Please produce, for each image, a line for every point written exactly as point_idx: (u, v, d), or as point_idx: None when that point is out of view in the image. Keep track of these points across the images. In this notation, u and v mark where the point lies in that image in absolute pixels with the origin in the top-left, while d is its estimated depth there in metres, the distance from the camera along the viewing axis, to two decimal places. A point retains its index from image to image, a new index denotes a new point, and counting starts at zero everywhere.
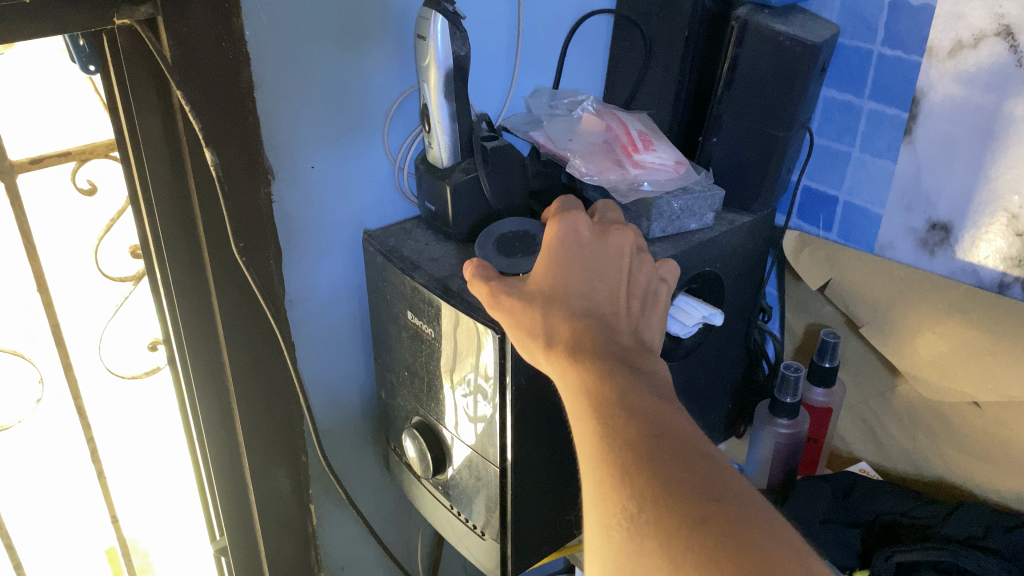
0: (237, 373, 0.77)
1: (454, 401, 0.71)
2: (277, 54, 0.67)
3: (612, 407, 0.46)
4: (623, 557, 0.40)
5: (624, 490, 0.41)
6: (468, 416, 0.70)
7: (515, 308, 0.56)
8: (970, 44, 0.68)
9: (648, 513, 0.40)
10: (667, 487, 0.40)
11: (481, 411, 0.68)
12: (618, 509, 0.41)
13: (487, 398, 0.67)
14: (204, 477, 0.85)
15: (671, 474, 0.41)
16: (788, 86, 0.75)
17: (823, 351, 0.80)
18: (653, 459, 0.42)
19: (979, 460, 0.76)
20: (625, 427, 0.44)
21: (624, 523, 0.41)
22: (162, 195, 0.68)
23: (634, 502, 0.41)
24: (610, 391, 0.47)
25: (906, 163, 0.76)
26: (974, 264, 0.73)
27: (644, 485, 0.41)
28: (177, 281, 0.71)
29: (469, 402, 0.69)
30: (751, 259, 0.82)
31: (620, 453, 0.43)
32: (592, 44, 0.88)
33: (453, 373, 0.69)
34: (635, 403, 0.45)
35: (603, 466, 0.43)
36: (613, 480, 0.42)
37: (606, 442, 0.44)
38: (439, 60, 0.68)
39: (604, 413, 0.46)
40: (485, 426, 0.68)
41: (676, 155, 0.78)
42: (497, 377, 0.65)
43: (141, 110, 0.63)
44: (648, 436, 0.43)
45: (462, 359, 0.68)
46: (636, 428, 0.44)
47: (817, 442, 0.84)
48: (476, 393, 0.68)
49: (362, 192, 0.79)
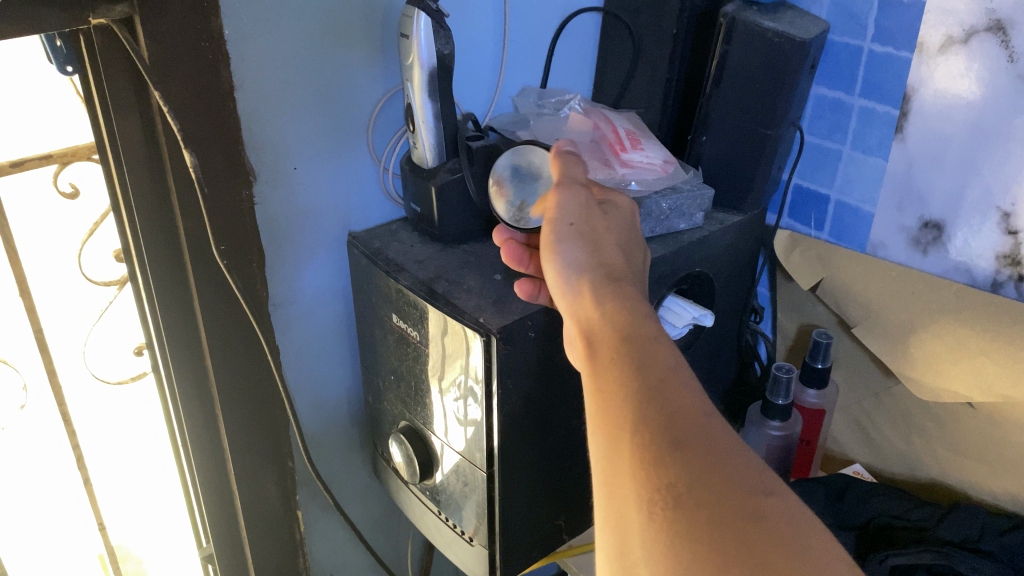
0: (220, 378, 0.76)
1: (442, 406, 0.70)
2: (257, 54, 0.66)
3: (653, 379, 0.43)
4: (658, 539, 0.36)
5: (666, 464, 0.38)
6: (458, 419, 0.68)
7: (579, 214, 0.57)
8: (962, 40, 0.67)
9: (700, 493, 0.36)
10: (722, 474, 0.37)
11: (471, 413, 0.66)
12: (661, 485, 0.38)
13: (477, 400, 0.65)
14: (189, 484, 0.84)
15: (725, 460, 0.38)
16: (777, 84, 0.74)
17: (816, 351, 0.79)
18: (704, 441, 0.39)
19: (974, 462, 0.75)
20: (666, 400, 0.41)
21: (667, 502, 0.37)
22: (142, 198, 0.66)
23: (683, 481, 0.37)
24: (652, 364, 0.44)
25: (898, 161, 0.75)
26: (967, 263, 0.73)
27: (696, 465, 0.38)
28: (158, 285, 0.70)
29: (460, 405, 0.67)
30: (742, 260, 0.81)
31: (665, 429, 0.39)
32: (580, 42, 0.87)
33: (440, 377, 0.68)
34: (676, 380, 0.43)
35: (644, 438, 0.40)
36: (657, 453, 0.39)
37: (646, 411, 0.41)
38: (423, 59, 0.66)
39: (646, 385, 0.43)
40: (475, 430, 0.67)
41: (665, 154, 0.77)
42: (486, 381, 0.63)
43: (118, 111, 0.62)
44: (698, 415, 0.40)
45: (451, 362, 0.66)
46: (683, 407, 0.41)
47: (810, 443, 0.83)
48: (465, 396, 0.66)
49: (347, 194, 0.77)
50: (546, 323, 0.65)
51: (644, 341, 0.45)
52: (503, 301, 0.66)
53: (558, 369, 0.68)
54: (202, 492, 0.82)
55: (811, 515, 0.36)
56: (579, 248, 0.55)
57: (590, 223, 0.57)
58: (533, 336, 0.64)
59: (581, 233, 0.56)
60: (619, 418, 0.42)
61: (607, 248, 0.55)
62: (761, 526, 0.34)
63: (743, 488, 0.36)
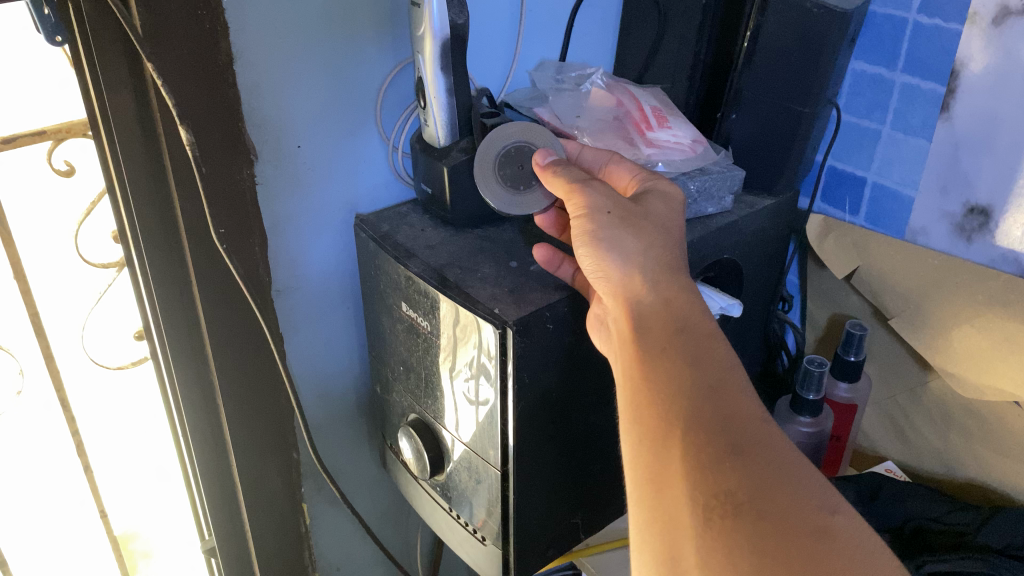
0: (221, 368, 0.73)
1: (453, 391, 0.65)
2: (259, 23, 0.62)
3: (710, 384, 0.43)
4: (713, 546, 0.36)
5: (726, 470, 0.38)
6: (468, 401, 0.64)
7: (613, 201, 0.54)
8: (1018, 11, 0.62)
9: (760, 504, 0.37)
10: (780, 490, 0.38)
11: (483, 394, 0.62)
12: (719, 494, 0.38)
13: (490, 379, 0.60)
14: (189, 475, 0.80)
15: (783, 477, 0.38)
16: (814, 59, 0.69)
17: (848, 343, 0.75)
18: (762, 457, 0.39)
19: (1019, 463, 0.70)
20: (726, 406, 0.41)
21: (724, 511, 0.37)
22: (137, 178, 0.63)
23: (743, 491, 0.37)
24: (708, 371, 0.43)
25: (942, 141, 0.70)
26: (1015, 251, 0.68)
27: (756, 479, 0.38)
28: (154, 271, 0.66)
29: (471, 385, 0.63)
30: (772, 246, 0.77)
31: (727, 436, 0.40)
32: (602, 14, 0.82)
33: (453, 358, 0.63)
34: (734, 387, 0.43)
35: (700, 444, 0.40)
36: (713, 463, 0.39)
37: (705, 414, 0.41)
38: (436, 29, 0.62)
39: (700, 391, 0.42)
40: (488, 411, 0.62)
41: (693, 132, 0.73)
42: (501, 355, 0.58)
43: (109, 85, 0.58)
44: (755, 424, 0.40)
45: (465, 335, 0.61)
46: (739, 418, 0.41)
47: (841, 440, 0.79)
48: (478, 375, 0.61)
49: (354, 173, 0.73)
50: (567, 314, 0.61)
51: (700, 347, 0.45)
52: (520, 290, 0.62)
53: (578, 363, 0.64)
54: (203, 486, 0.78)
55: (866, 534, 0.37)
56: (624, 237, 0.52)
57: (626, 208, 0.53)
58: (550, 328, 0.60)
59: (621, 218, 0.53)
60: (671, 419, 0.42)
61: (650, 231, 0.52)
62: (822, 546, 0.36)
63: (801, 508, 0.37)
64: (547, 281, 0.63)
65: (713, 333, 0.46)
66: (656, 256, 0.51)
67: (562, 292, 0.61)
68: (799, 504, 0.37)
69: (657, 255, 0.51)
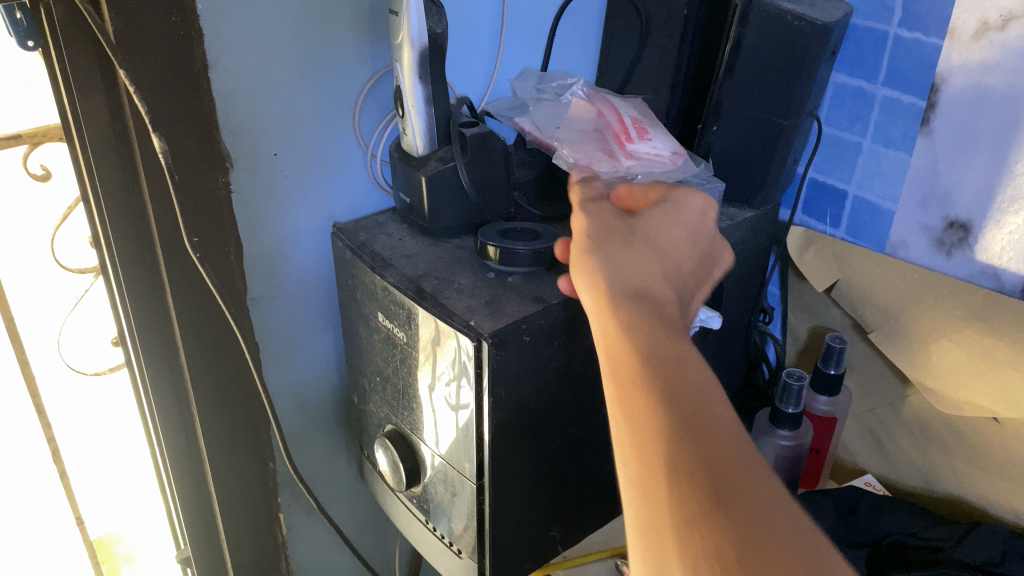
0: (196, 376, 0.72)
1: (432, 396, 0.64)
2: (235, 29, 0.61)
3: (658, 349, 0.40)
4: (652, 505, 0.34)
5: (662, 430, 0.35)
6: (449, 405, 0.62)
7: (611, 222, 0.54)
8: (997, 26, 0.62)
9: (688, 459, 0.34)
10: (709, 443, 0.35)
11: (464, 398, 0.60)
12: (655, 452, 0.35)
13: (471, 380, 0.59)
14: (164, 484, 0.80)
15: (716, 432, 0.35)
16: (795, 72, 0.68)
17: (828, 357, 0.75)
18: (695, 412, 0.36)
19: (997, 478, 0.70)
20: (668, 367, 0.39)
21: (658, 466, 0.35)
22: (109, 185, 0.62)
23: (674, 448, 0.35)
24: (655, 337, 0.41)
25: (923, 155, 0.70)
26: (994, 266, 0.68)
27: (688, 432, 0.35)
28: (127, 279, 0.66)
29: (452, 389, 0.61)
30: (752, 258, 0.77)
31: (665, 397, 0.37)
32: (584, 22, 0.82)
33: (433, 359, 0.62)
34: (682, 352, 0.40)
35: (642, 408, 0.37)
36: (650, 422, 0.36)
37: (649, 375, 0.38)
38: (414, 38, 0.61)
39: (647, 355, 0.40)
40: (469, 415, 0.61)
41: (673, 145, 0.72)
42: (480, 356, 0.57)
43: (81, 91, 0.58)
44: (695, 384, 0.38)
45: (444, 338, 0.59)
46: (683, 378, 0.38)
47: (820, 452, 0.80)
48: (459, 377, 0.60)
49: (332, 181, 0.72)
50: (543, 327, 0.60)
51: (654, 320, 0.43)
52: (496, 302, 0.61)
53: (556, 376, 0.64)
54: (178, 496, 0.77)
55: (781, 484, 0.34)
56: (617, 243, 0.51)
57: (623, 227, 0.53)
58: (527, 341, 0.59)
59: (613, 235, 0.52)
60: (617, 384, 0.39)
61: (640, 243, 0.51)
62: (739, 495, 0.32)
63: (729, 459, 0.34)
64: (524, 292, 0.62)
65: (666, 309, 0.44)
66: (648, 259, 0.50)
67: (538, 304, 0.60)
68: (727, 456, 0.34)
69: (645, 258, 0.50)
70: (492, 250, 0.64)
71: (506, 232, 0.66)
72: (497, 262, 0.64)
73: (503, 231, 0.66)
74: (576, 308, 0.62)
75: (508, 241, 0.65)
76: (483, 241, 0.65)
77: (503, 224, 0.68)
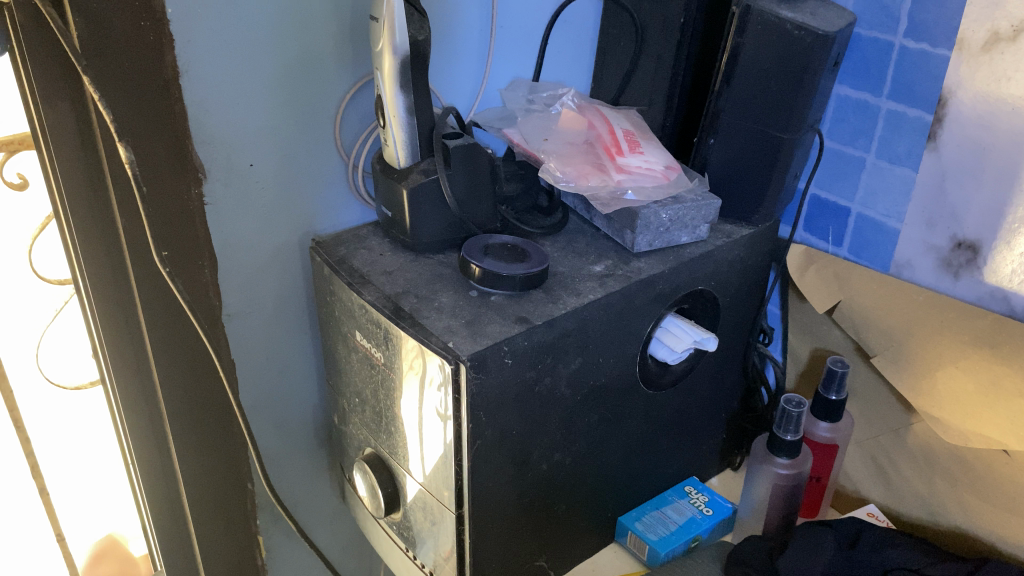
0: (169, 395, 0.69)
1: (421, 406, 0.59)
2: (208, 34, 0.58)
3: None
4: None
5: None
6: (438, 414, 0.57)
7: None
8: (1009, 37, 0.59)
9: None
10: None
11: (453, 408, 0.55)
12: None
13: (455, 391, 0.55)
14: (140, 505, 0.77)
15: None
16: (795, 84, 0.65)
17: (830, 381, 0.72)
18: None
19: (1004, 513, 0.67)
20: None
21: None
22: (77, 197, 0.59)
23: None
24: None
25: (929, 172, 0.67)
26: (1004, 289, 0.65)
27: None
28: (97, 295, 0.63)
29: (442, 398, 0.56)
30: (750, 277, 0.74)
31: None
32: (578, 30, 0.79)
33: (421, 368, 0.57)
34: None
35: None
36: None
37: None
38: (394, 45, 0.59)
39: None
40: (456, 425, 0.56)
41: (666, 159, 0.70)
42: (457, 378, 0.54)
43: (46, 98, 0.55)
44: None
45: (428, 352, 0.55)
46: None
47: (821, 480, 0.77)
48: (446, 386, 0.55)
49: (312, 193, 0.70)
50: (526, 349, 0.57)
51: None
52: (477, 322, 0.58)
53: (541, 402, 0.60)
54: (150, 518, 0.75)
55: None
56: None
57: None
58: (508, 363, 0.56)
59: None
60: None
61: None
62: None
63: None
64: (507, 312, 0.59)
65: None
66: None
67: (521, 325, 0.57)
68: None
69: None
70: (476, 267, 0.61)
71: (489, 247, 0.64)
72: (478, 279, 0.61)
73: (486, 247, 0.64)
74: (561, 329, 0.58)
75: (494, 261, 0.62)
76: (468, 260, 0.62)
77: (485, 236, 0.66)
